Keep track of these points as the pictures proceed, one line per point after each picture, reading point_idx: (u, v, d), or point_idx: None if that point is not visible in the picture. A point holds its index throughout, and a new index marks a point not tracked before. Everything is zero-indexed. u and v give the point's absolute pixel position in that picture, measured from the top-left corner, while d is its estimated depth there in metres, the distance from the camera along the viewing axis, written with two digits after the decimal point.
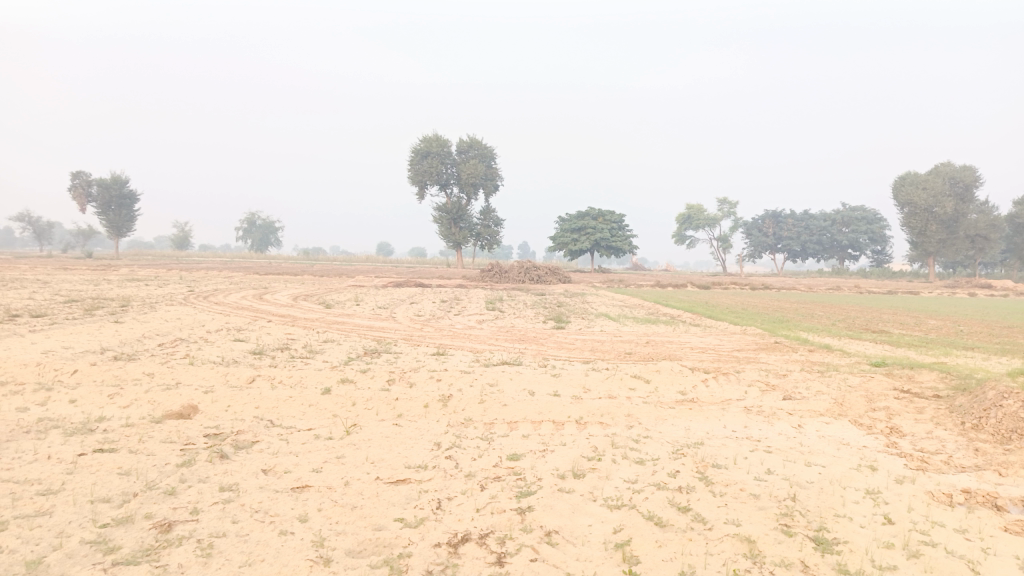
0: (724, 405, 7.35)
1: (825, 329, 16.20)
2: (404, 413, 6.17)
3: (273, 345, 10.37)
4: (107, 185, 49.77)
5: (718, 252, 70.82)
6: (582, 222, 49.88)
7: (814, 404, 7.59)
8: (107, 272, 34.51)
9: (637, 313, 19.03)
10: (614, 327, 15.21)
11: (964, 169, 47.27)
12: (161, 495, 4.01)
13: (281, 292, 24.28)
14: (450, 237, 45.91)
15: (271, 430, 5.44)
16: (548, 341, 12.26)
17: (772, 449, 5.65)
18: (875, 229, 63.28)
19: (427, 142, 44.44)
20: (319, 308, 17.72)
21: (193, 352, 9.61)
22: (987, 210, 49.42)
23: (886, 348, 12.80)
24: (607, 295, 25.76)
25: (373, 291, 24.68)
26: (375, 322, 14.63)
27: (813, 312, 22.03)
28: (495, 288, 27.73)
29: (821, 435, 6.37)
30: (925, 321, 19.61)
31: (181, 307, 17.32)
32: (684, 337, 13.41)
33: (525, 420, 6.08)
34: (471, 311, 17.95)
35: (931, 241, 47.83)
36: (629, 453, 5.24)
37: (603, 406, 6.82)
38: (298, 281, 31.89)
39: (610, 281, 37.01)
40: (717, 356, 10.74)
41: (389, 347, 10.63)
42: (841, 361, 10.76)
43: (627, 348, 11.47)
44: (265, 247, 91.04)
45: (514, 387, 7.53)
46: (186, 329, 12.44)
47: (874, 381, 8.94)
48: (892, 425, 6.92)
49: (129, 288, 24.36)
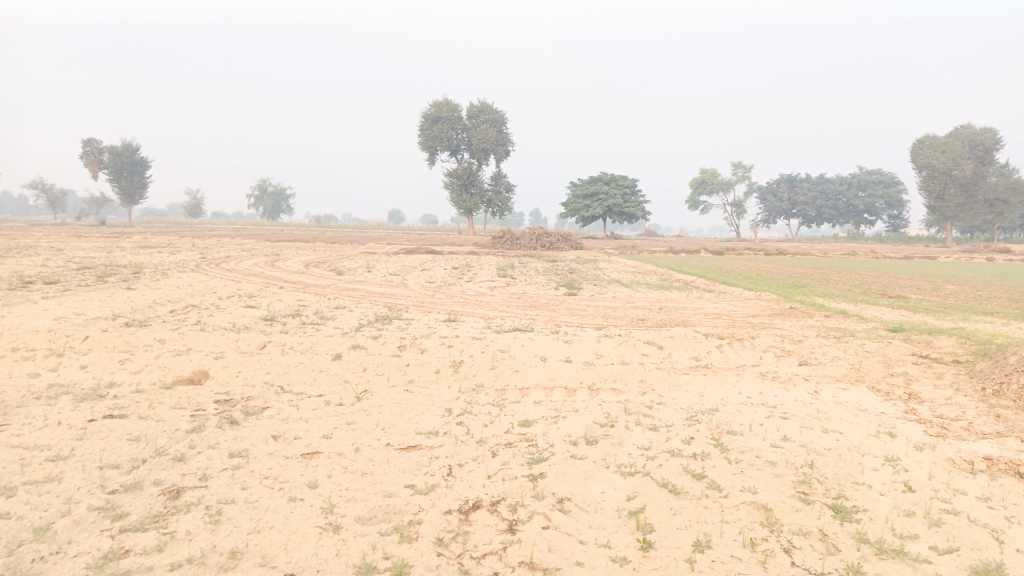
0: (739, 371, 7.26)
1: (840, 294, 16.00)
2: (414, 379, 6.12)
3: (284, 312, 10.34)
4: (119, 152, 49.71)
5: (731, 217, 70.14)
6: (594, 188, 49.45)
7: (830, 370, 7.47)
8: (120, 239, 34.63)
9: (650, 278, 18.87)
10: (627, 293, 15.09)
11: (984, 131, 46.29)
12: (170, 461, 3.98)
13: (293, 259, 24.28)
14: (461, 203, 45.66)
15: (281, 396, 5.41)
16: (560, 307, 12.17)
17: (788, 415, 5.56)
18: (891, 193, 62.37)
19: (438, 106, 43.94)
20: (330, 275, 17.68)
21: (204, 318, 9.59)
22: (1007, 173, 48.50)
23: (903, 313, 12.62)
24: (619, 261, 25.61)
25: (384, 258, 24.61)
26: (386, 289, 14.58)
27: (828, 277, 21.79)
28: (506, 254, 27.60)
29: (838, 402, 6.27)
30: (943, 286, 19.37)
31: (193, 274, 17.33)
32: (697, 303, 13.27)
33: (537, 386, 6.01)
34: (482, 277, 17.87)
35: (949, 205, 47.10)
36: (643, 419, 5.17)
37: (616, 372, 6.75)
38: (310, 247, 31.91)
39: (622, 247, 36.77)
40: (731, 322, 10.62)
41: (400, 313, 10.58)
42: (857, 327, 10.61)
43: (639, 314, 11.37)
44: (276, 214, 91.10)
45: (525, 353, 7.46)
46: (198, 295, 12.44)
47: (892, 346, 8.80)
48: (910, 391, 6.80)
49: (142, 255, 24.45)
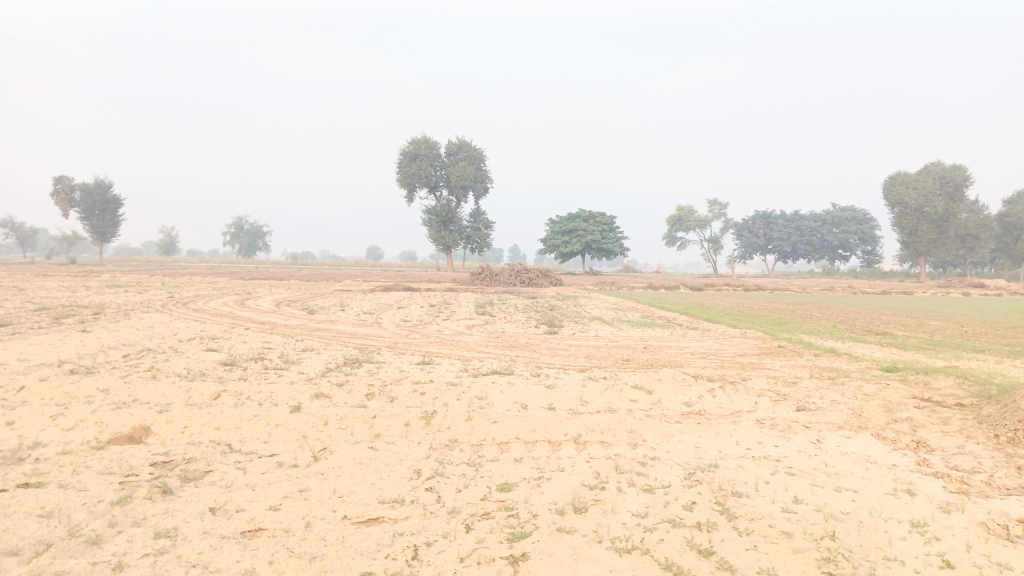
0: (734, 418, 6.74)
1: (826, 331, 15.59)
2: (382, 434, 5.53)
3: (246, 356, 9.66)
4: (91, 190, 48.78)
5: (709, 253, 70.47)
6: (572, 224, 49.35)
7: (830, 415, 6.98)
8: (88, 278, 33.61)
9: (632, 316, 18.43)
10: (609, 331, 14.59)
11: (953, 168, 47.16)
12: (80, 545, 3.32)
13: (264, 297, 23.52)
14: (439, 240, 45.19)
15: (228, 457, 4.78)
16: (540, 347, 11.62)
17: (795, 471, 5.04)
18: (865, 230, 63.13)
19: (416, 144, 43.79)
20: (302, 314, 16.98)
21: (158, 364, 8.90)
22: (977, 209, 49.26)
23: (893, 352, 12.21)
24: (599, 297, 25.22)
25: (359, 296, 23.99)
26: (358, 329, 13.90)
27: (811, 313, 21.51)
28: (485, 291, 27.05)
29: (844, 452, 5.78)
30: (926, 322, 19.05)
31: (156, 314, 16.58)
32: (682, 342, 12.78)
33: (517, 441, 5.43)
34: (460, 316, 17.28)
35: (922, 241, 47.55)
36: (635, 479, 4.62)
37: (603, 422, 6.19)
38: (283, 285, 31.11)
39: (601, 284, 36.44)
40: (720, 363, 10.12)
41: (372, 356, 9.97)
42: (851, 367, 10.17)
43: (624, 354, 10.86)
44: (252, 252, 90.00)
45: (504, 400, 6.89)
46: (157, 338, 11.73)
47: (892, 389, 8.35)
48: (920, 439, 6.31)
49: (105, 294, 23.50)
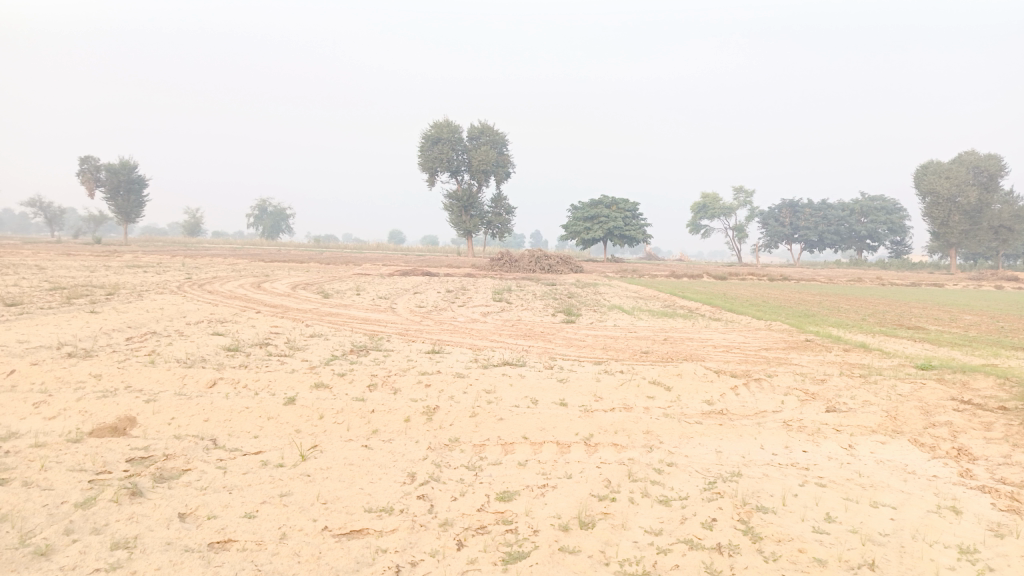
0: (758, 419, 6.29)
1: (855, 325, 14.97)
2: (379, 430, 5.18)
3: (251, 341, 9.37)
4: (115, 170, 48.95)
5: (733, 242, 69.44)
6: (594, 210, 48.67)
7: (862, 418, 6.50)
8: (110, 258, 33.72)
9: (653, 305, 17.94)
10: (629, 321, 14.10)
11: (988, 158, 45.74)
12: (26, 557, 2.99)
13: (281, 280, 23.29)
14: (461, 225, 44.83)
15: (209, 455, 4.45)
16: (555, 337, 11.20)
17: (827, 482, 4.60)
18: (894, 220, 61.67)
19: (438, 127, 43.34)
20: (316, 298, 16.69)
21: (158, 348, 8.62)
22: (1011, 200, 47.78)
23: (926, 348, 11.60)
24: (620, 286, 24.73)
25: (376, 280, 23.70)
26: (371, 314, 13.57)
27: (839, 305, 20.83)
28: (504, 277, 26.63)
29: (879, 461, 5.33)
30: (961, 316, 18.30)
31: (170, 295, 16.40)
32: (704, 334, 12.27)
33: (523, 441, 5.04)
34: (476, 302, 16.88)
35: (953, 232, 46.24)
36: (650, 489, 4.21)
37: (617, 421, 5.77)
38: (302, 268, 30.95)
39: (622, 271, 35.85)
40: (744, 357, 9.63)
41: (381, 343, 9.62)
42: (883, 364, 9.62)
43: (643, 346, 10.40)
44: (276, 234, 90.32)
45: (513, 395, 6.51)
46: (165, 320, 11.48)
47: (928, 389, 7.82)
48: (960, 446, 5.82)
49: (123, 274, 23.42)
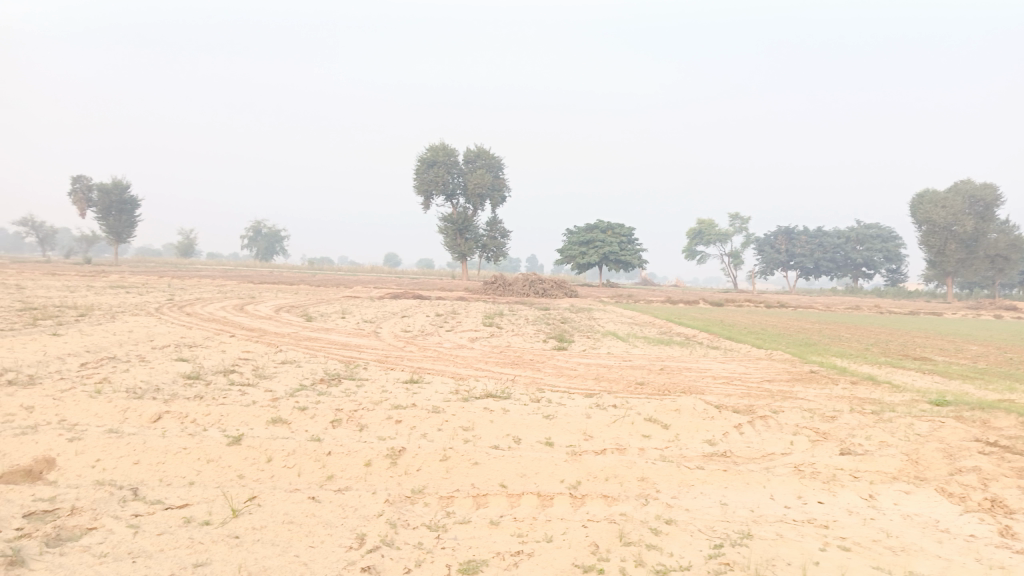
0: (766, 463, 5.63)
1: (858, 355, 14.33)
2: (334, 478, 4.54)
3: (215, 369, 8.67)
4: (108, 190, 48.44)
5: (729, 268, 69.11)
6: (590, 235, 48.23)
7: (881, 462, 5.84)
8: (95, 278, 33.00)
9: (648, 331, 17.29)
10: (623, 348, 13.45)
11: (984, 187, 45.59)
12: None
13: (266, 302, 22.57)
14: (455, 248, 44.27)
15: (124, 509, 3.77)
16: (545, 366, 10.51)
17: (851, 546, 3.93)
18: (890, 248, 61.39)
19: (434, 150, 42.95)
20: (298, 322, 15.98)
21: (112, 375, 7.93)
22: (1008, 229, 47.52)
23: (936, 381, 10.95)
24: (614, 311, 24.14)
25: (364, 303, 23.02)
26: (352, 339, 12.89)
27: (839, 334, 20.24)
28: (497, 301, 25.98)
29: (905, 516, 4.66)
30: (966, 347, 17.68)
31: (145, 317, 15.71)
32: (702, 363, 11.62)
33: (498, 492, 4.37)
34: (465, 327, 16.19)
35: (949, 261, 45.82)
36: (645, 555, 3.53)
37: (609, 465, 5.11)
38: (289, 290, 30.21)
39: (617, 296, 35.28)
40: (745, 390, 8.98)
41: (356, 372, 8.93)
42: (894, 399, 8.96)
43: (638, 377, 9.74)
44: (270, 256, 89.64)
45: (493, 433, 5.85)
46: (130, 344, 10.78)
47: (948, 428, 7.15)
48: (994, 497, 5.15)
49: (103, 295, 22.67)
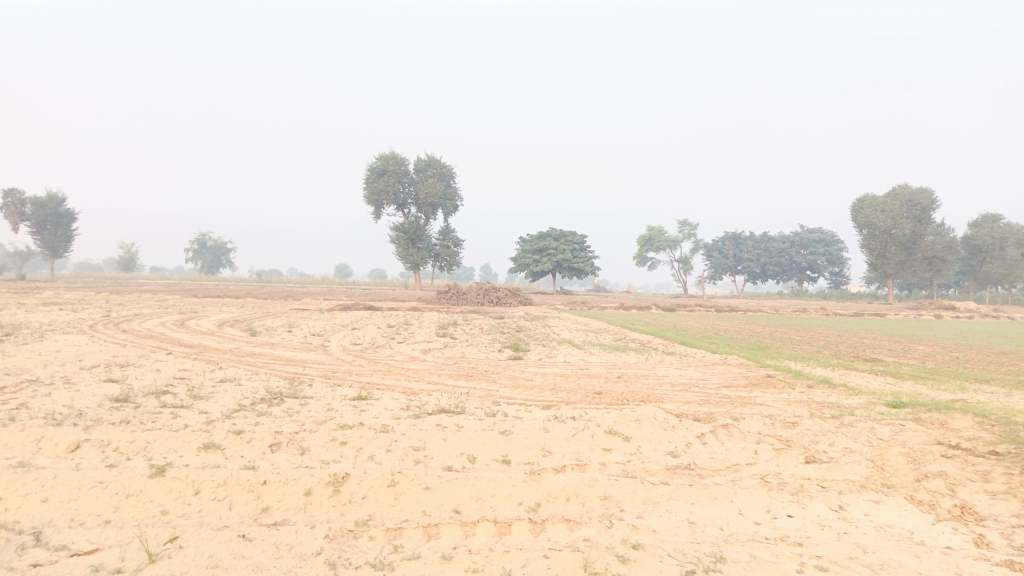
0: (732, 475, 5.40)
1: (811, 358, 14.36)
2: (270, 510, 4.14)
3: (148, 390, 8.09)
4: (42, 203, 46.38)
5: (679, 273, 69.96)
6: (542, 243, 48.12)
7: (847, 470, 5.67)
8: (26, 295, 31.40)
9: (603, 338, 17.08)
10: (579, 356, 13.21)
11: (920, 191, 47.06)
12: None
13: (209, 317, 21.68)
14: (408, 258, 43.67)
15: (22, 559, 3.29)
16: (500, 377, 10.17)
17: (827, 565, 3.70)
18: (833, 251, 62.98)
19: (384, 160, 42.32)
20: (241, 337, 15.31)
21: (31, 399, 7.30)
22: (944, 232, 49.15)
23: (890, 383, 10.97)
24: (568, 318, 23.95)
25: (312, 315, 22.33)
26: (299, 354, 12.35)
27: (790, 337, 20.40)
28: (450, 311, 25.54)
29: (878, 528, 4.46)
30: (913, 347, 17.97)
31: (76, 335, 14.82)
32: (659, 370, 11.44)
33: (452, 521, 4.02)
34: (418, 338, 15.75)
35: (890, 263, 47.10)
36: None
37: (569, 484, 4.79)
38: (235, 303, 29.24)
39: (571, 304, 35.17)
40: (704, 397, 8.80)
41: (300, 389, 8.44)
42: (852, 402, 8.89)
43: (596, 386, 9.48)
44: (216, 269, 87.22)
45: (446, 453, 5.49)
46: (56, 365, 10.07)
47: (910, 431, 7.05)
48: (963, 503, 5.01)
49: (34, 312, 21.48)
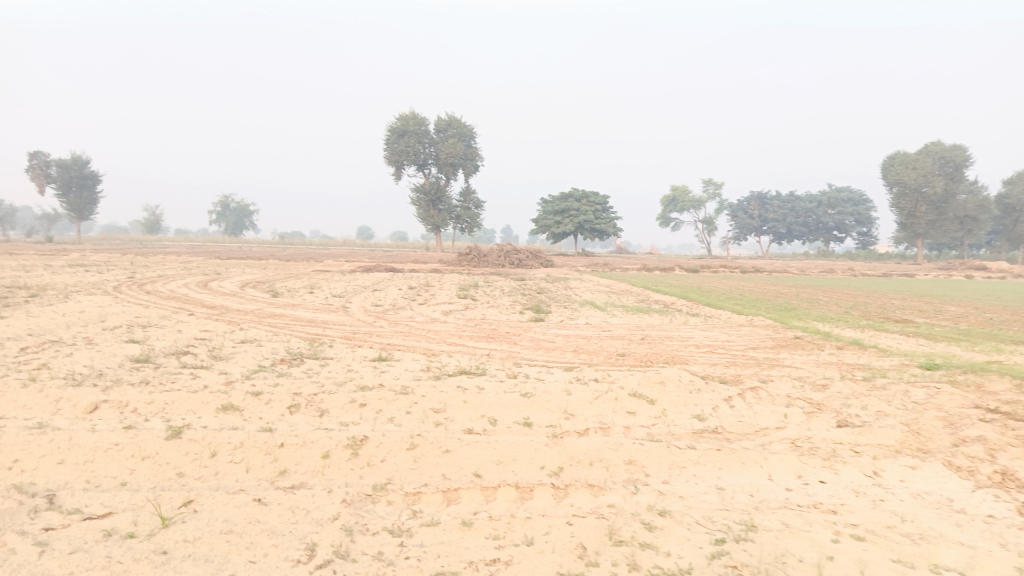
0: (761, 440, 5.23)
1: (839, 319, 14.05)
2: (287, 473, 4.05)
3: (168, 351, 8.06)
4: (67, 165, 46.70)
5: (703, 235, 69.11)
6: (564, 203, 47.63)
7: (880, 434, 5.47)
8: (55, 257, 31.79)
9: (626, 300, 16.84)
10: (601, 317, 13.02)
11: (953, 148, 45.72)
12: None
13: (232, 279, 21.76)
14: (429, 219, 43.52)
15: (34, 523, 3.23)
16: (522, 338, 10.04)
17: (864, 534, 3.54)
18: (861, 211, 61.70)
19: (404, 120, 41.89)
20: (264, 298, 15.32)
21: (52, 360, 7.31)
22: (977, 190, 47.82)
23: (923, 345, 10.67)
24: (591, 279, 23.69)
25: (334, 277, 22.33)
26: (320, 315, 12.29)
27: (817, 298, 20.02)
28: (472, 273, 25.40)
29: (915, 495, 4.28)
30: (944, 308, 17.52)
31: (101, 297, 14.91)
32: (684, 332, 11.23)
33: (472, 485, 3.91)
34: (439, 300, 15.64)
35: (920, 222, 45.99)
36: (639, 558, 3.09)
37: (593, 448, 4.65)
38: (257, 265, 29.36)
39: (593, 265, 34.86)
40: (731, 359, 8.59)
41: (321, 350, 8.38)
42: (884, 364, 8.63)
43: (619, 348, 9.30)
44: (240, 231, 87.76)
45: (466, 415, 5.37)
46: (79, 326, 10.10)
47: (946, 395, 6.80)
48: (1005, 469, 4.80)
49: (61, 274, 21.71)
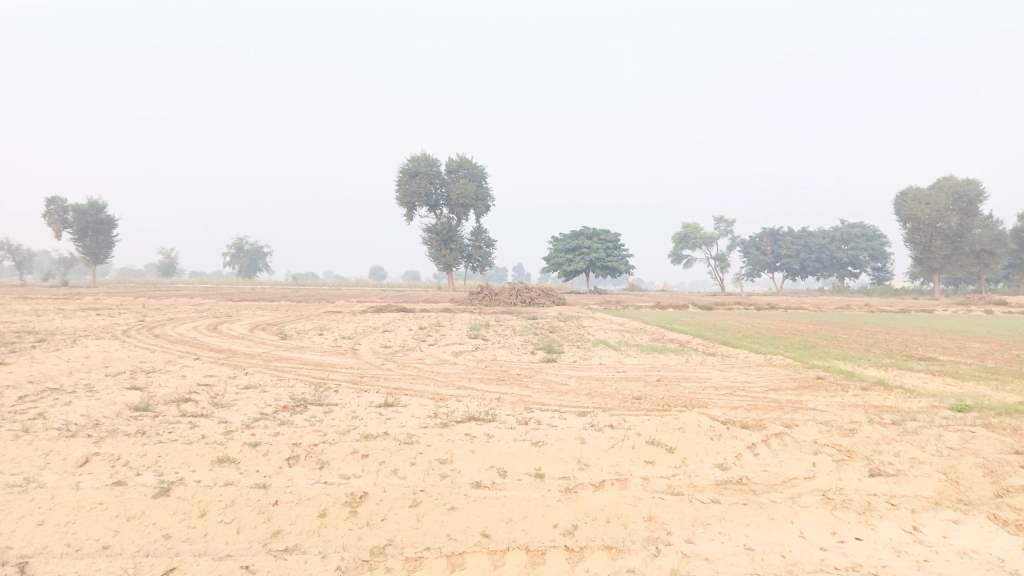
0: (789, 491, 4.90)
1: (860, 357, 13.66)
2: (281, 534, 3.78)
3: (169, 398, 7.82)
4: (83, 210, 47.18)
5: (716, 271, 68.68)
6: (575, 242, 47.53)
7: (917, 484, 5.11)
8: (68, 301, 31.88)
9: (640, 339, 16.52)
10: (615, 358, 12.70)
11: (966, 183, 45.48)
12: None
13: (241, 321, 21.62)
14: (440, 259, 43.49)
15: None
16: (533, 381, 9.72)
17: None
18: (875, 246, 61.23)
19: (416, 161, 42.18)
20: (272, 341, 15.10)
21: (49, 409, 7.08)
22: (991, 225, 47.38)
23: (950, 384, 10.28)
24: (603, 318, 23.38)
25: (345, 318, 22.14)
26: (328, 358, 12.05)
27: (835, 335, 19.59)
28: (482, 312, 25.16)
29: (962, 554, 3.93)
30: (967, 345, 17.04)
31: (108, 341, 14.73)
32: (700, 372, 10.89)
33: (479, 549, 3.62)
34: (449, 341, 15.37)
35: (936, 257, 45.41)
36: None
37: (609, 502, 4.34)
38: (268, 307, 29.25)
39: (605, 303, 34.55)
40: (751, 402, 8.25)
41: (326, 395, 8.11)
42: (912, 406, 8.26)
43: (634, 390, 8.98)
44: (253, 273, 88.19)
45: (475, 466, 5.08)
46: (82, 372, 9.90)
47: (982, 439, 6.41)
48: None
49: (72, 318, 21.63)
